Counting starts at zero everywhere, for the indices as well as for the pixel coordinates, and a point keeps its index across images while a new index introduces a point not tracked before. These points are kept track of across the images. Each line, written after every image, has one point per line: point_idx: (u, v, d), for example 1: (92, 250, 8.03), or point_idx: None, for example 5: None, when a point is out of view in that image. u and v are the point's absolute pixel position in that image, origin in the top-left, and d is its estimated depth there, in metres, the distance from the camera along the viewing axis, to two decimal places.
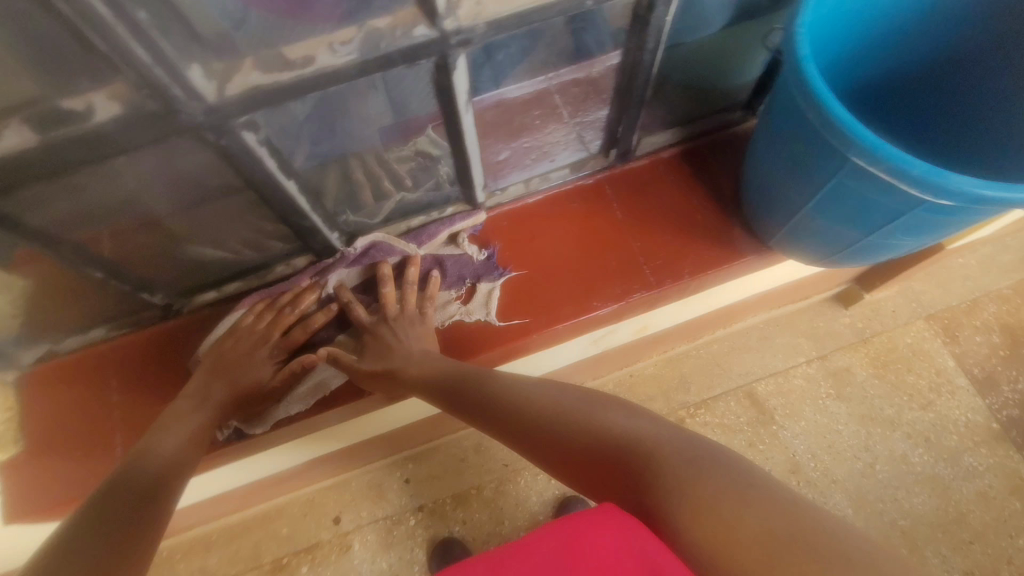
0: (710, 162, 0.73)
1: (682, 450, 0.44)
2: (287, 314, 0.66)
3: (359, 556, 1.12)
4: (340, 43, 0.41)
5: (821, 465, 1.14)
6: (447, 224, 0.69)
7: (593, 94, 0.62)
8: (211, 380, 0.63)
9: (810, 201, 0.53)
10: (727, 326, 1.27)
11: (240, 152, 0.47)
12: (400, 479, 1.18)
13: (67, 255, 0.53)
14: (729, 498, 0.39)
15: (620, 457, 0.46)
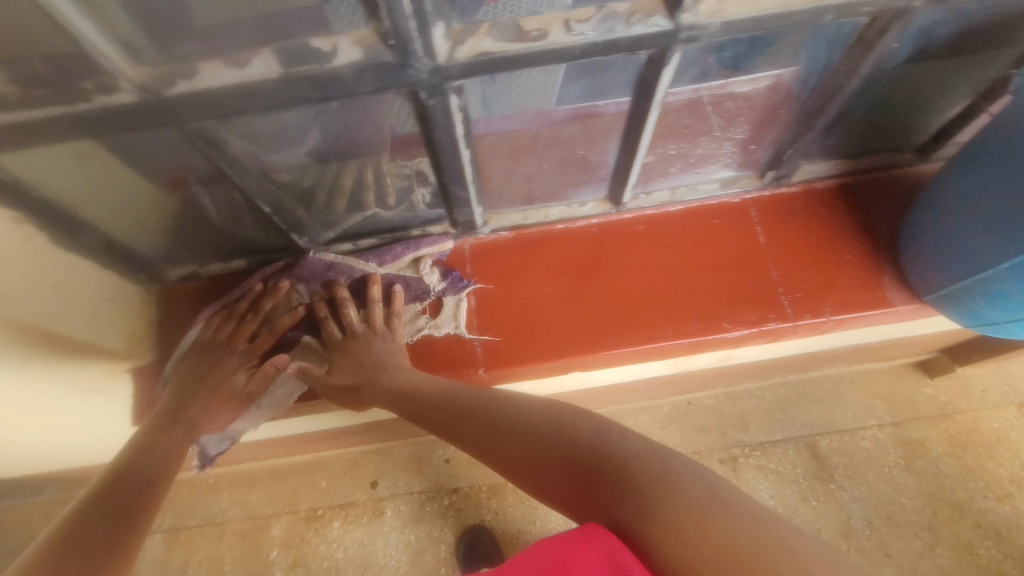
0: (867, 202, 0.69)
1: (650, 462, 0.43)
2: (248, 323, 0.66)
3: (389, 524, 1.14)
4: (577, 22, 0.41)
5: (877, 535, 1.07)
6: (413, 247, 0.69)
7: (754, 113, 0.59)
8: (183, 391, 0.64)
9: (1007, 262, 0.51)
10: (800, 374, 1.22)
11: (439, 114, 0.48)
12: (440, 457, 1.19)
13: (250, 187, 0.55)
14: (710, 512, 0.38)
15: (594, 470, 0.44)
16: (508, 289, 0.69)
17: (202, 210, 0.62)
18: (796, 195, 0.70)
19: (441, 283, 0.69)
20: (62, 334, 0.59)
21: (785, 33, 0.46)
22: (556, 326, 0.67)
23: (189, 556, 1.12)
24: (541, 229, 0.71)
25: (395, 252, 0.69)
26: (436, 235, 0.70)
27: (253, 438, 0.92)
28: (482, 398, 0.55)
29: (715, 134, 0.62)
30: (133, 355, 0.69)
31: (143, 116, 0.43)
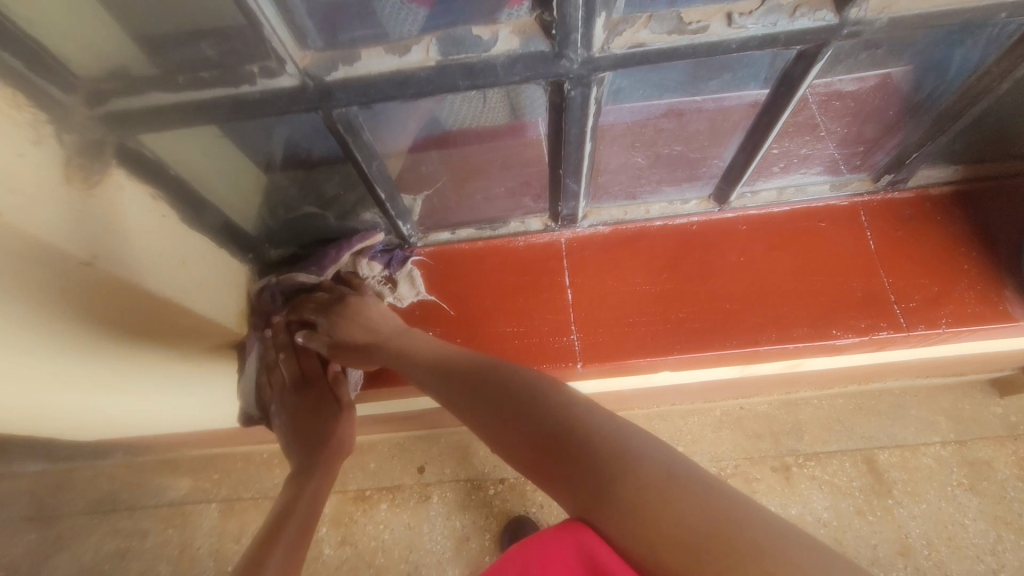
0: (986, 211, 0.66)
1: (615, 438, 0.44)
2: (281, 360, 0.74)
3: (436, 509, 1.16)
4: (740, 15, 0.40)
5: (936, 555, 1.04)
6: (345, 248, 0.68)
7: (863, 115, 0.57)
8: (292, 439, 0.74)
9: None
10: (861, 385, 1.19)
11: (575, 106, 0.48)
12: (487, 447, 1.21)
13: (374, 172, 0.56)
14: (670, 488, 0.39)
15: (565, 445, 0.45)
16: (608, 286, 0.69)
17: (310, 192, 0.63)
18: (910, 201, 0.68)
19: (385, 270, 0.72)
20: (190, 312, 0.61)
21: (948, 31, 0.44)
22: (653, 324, 0.67)
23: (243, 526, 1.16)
24: (640, 226, 0.71)
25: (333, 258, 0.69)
26: (533, 227, 0.70)
27: None
28: (468, 363, 0.55)
29: (822, 136, 0.60)
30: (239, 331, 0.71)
31: (297, 101, 0.44)
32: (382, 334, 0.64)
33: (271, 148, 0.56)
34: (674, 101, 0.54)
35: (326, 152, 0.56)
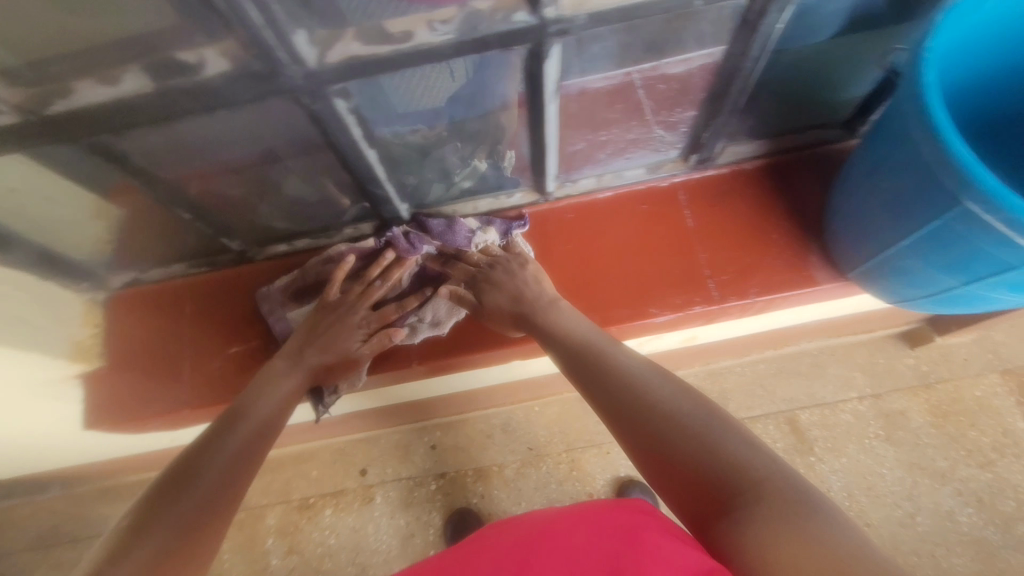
0: (795, 180, 0.69)
1: (791, 485, 0.39)
2: (374, 287, 0.64)
3: (380, 509, 1.18)
4: (439, 22, 0.41)
5: (858, 505, 1.12)
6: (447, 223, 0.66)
7: (682, 95, 0.58)
8: (305, 346, 0.62)
9: (909, 237, 0.49)
10: (779, 349, 1.25)
11: (329, 117, 0.49)
12: (425, 444, 1.24)
13: (161, 192, 0.58)
14: (841, 548, 0.35)
15: (724, 478, 0.40)
16: (571, 256, 0.70)
17: (126, 219, 0.62)
18: (724, 177, 0.70)
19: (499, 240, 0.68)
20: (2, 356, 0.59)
21: (661, 18, 0.45)
22: (616, 288, 0.68)
23: None
24: None
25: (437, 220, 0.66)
26: (367, 231, 0.71)
27: None
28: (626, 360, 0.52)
29: (647, 118, 0.60)
30: (82, 365, 0.69)
31: (31, 135, 0.44)
32: (529, 303, 0.62)
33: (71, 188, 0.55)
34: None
35: (116, 181, 0.55)
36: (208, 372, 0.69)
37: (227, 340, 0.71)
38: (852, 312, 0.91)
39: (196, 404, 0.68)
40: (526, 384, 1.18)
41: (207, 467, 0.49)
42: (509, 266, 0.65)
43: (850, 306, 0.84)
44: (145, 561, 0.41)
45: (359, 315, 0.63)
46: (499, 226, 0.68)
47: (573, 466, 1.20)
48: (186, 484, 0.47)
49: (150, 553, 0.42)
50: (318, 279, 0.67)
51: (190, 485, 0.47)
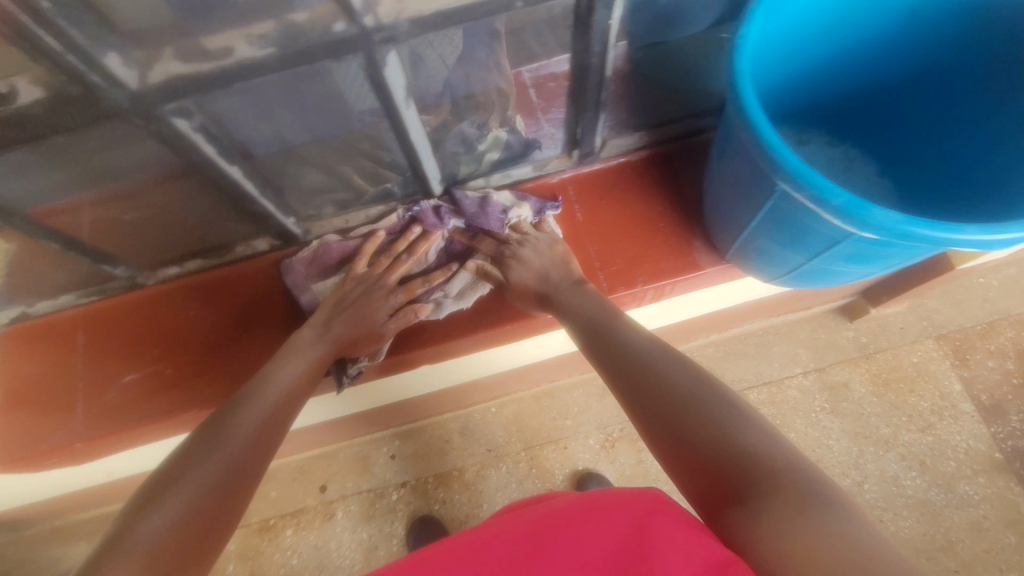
0: (679, 168, 0.71)
1: (806, 480, 0.39)
2: (399, 259, 0.66)
3: (341, 524, 1.33)
4: (257, 36, 0.41)
5: None
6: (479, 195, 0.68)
7: (552, 96, 0.61)
8: (331, 318, 0.63)
9: (755, 219, 0.50)
10: (724, 333, 1.62)
11: (174, 138, 0.48)
12: (386, 454, 1.40)
13: (23, 227, 0.55)
14: (851, 542, 0.35)
15: (738, 472, 0.41)
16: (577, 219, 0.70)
17: (20, 249, 0.61)
18: (611, 169, 0.72)
19: (533, 217, 0.69)
20: None
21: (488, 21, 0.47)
22: None
23: None
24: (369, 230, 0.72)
25: (472, 196, 0.68)
26: (261, 248, 0.71)
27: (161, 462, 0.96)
28: (650, 346, 0.54)
29: (532, 117, 0.64)
30: None
31: None
32: (554, 283, 0.63)
33: None
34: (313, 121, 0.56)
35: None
36: (103, 403, 0.68)
37: (120, 368, 0.69)
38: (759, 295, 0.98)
39: (91, 436, 0.67)
40: (475, 384, 1.27)
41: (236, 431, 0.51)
42: (537, 241, 0.66)
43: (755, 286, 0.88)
44: (177, 514, 0.43)
45: (386, 287, 0.65)
46: (533, 203, 0.70)
47: (532, 463, 1.38)
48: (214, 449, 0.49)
49: (182, 508, 0.44)
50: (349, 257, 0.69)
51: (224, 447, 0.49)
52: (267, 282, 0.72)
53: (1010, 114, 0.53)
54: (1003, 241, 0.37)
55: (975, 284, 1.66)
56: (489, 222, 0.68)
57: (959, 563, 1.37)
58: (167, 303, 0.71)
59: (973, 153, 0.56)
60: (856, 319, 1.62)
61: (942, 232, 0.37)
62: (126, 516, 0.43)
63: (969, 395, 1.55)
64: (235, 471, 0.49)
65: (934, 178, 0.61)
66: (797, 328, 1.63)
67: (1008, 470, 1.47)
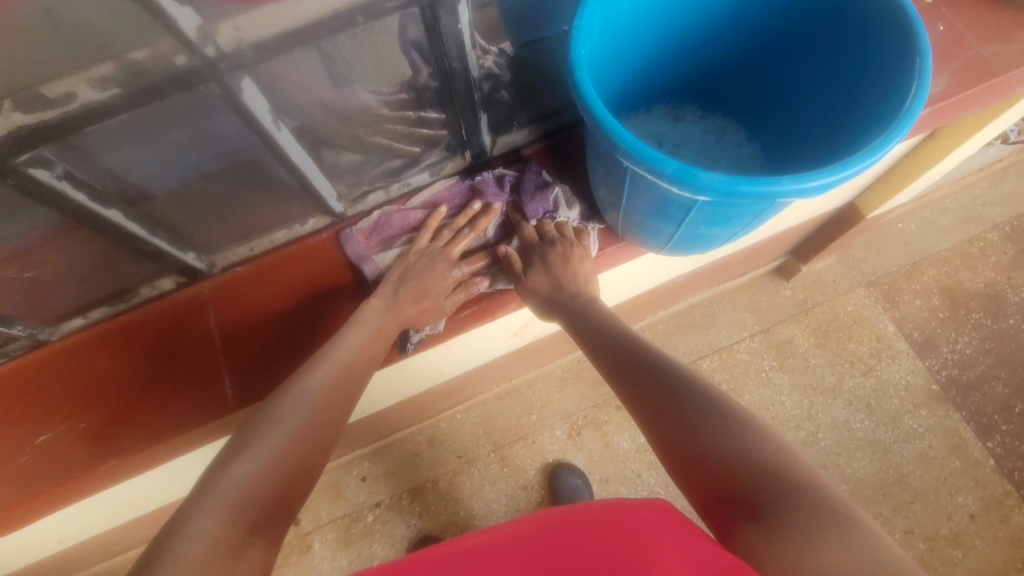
0: (571, 158, 0.74)
1: (813, 497, 0.44)
2: (460, 233, 0.68)
3: (318, 555, 1.33)
4: (99, 78, 0.41)
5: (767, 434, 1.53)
6: (539, 178, 0.70)
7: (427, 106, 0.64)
8: (399, 288, 0.66)
9: (625, 195, 0.53)
10: (673, 308, 1.69)
11: (38, 189, 0.48)
12: (356, 477, 1.41)
13: None
14: (850, 550, 0.40)
15: (754, 491, 0.45)
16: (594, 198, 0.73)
17: None
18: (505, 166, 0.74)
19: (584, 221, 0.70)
20: None
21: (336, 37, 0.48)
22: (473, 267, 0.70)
23: None
24: (275, 255, 0.72)
25: (534, 179, 0.71)
26: (167, 287, 0.70)
27: (111, 520, 0.94)
28: (658, 359, 0.58)
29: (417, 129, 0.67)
30: None
31: None
32: (571, 296, 0.65)
33: None
34: (188, 155, 0.56)
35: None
36: (18, 468, 0.66)
37: (32, 429, 0.67)
38: (683, 266, 1.02)
39: (13, 503, 0.65)
40: (432, 394, 1.28)
41: (310, 389, 0.57)
42: (563, 252, 0.66)
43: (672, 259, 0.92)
44: (251, 482, 0.49)
45: (448, 260, 0.67)
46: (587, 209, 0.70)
47: (503, 463, 1.41)
48: (290, 412, 0.55)
49: (254, 475, 0.50)
50: (415, 225, 0.71)
51: (301, 406, 0.56)
52: (339, 270, 0.72)
53: (830, 76, 0.57)
54: (816, 186, 0.40)
55: (892, 230, 1.76)
56: (542, 211, 0.70)
57: (914, 494, 1.45)
58: (78, 355, 0.70)
59: (812, 113, 0.60)
60: (792, 278, 1.70)
61: (763, 187, 0.40)
62: (216, 464, 0.51)
63: (902, 333, 1.64)
64: (308, 440, 0.54)
65: (786, 139, 0.65)
66: (739, 294, 1.70)
67: (945, 400, 1.56)
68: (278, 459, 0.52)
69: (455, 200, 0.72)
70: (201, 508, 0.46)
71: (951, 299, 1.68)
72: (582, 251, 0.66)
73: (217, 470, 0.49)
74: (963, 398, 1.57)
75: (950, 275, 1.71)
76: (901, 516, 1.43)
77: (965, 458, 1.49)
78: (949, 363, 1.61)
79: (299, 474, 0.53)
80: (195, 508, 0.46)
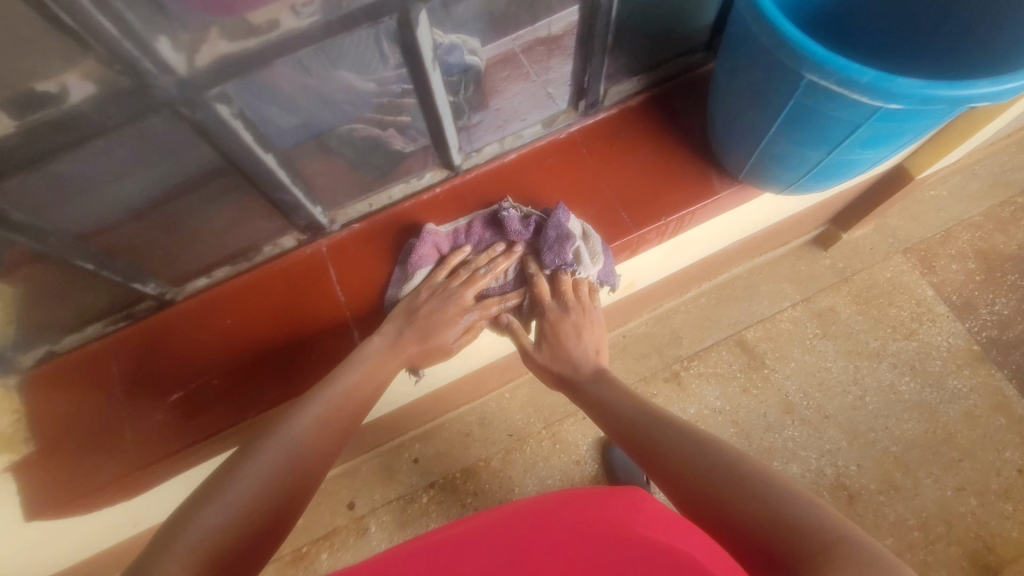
0: (677, 106, 0.75)
1: (822, 532, 0.41)
2: (479, 275, 0.67)
3: (375, 537, 1.33)
4: (302, 5, 0.42)
5: (813, 401, 1.50)
6: (565, 228, 0.66)
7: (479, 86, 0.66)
8: (404, 328, 0.66)
9: (774, 125, 0.54)
10: (715, 281, 1.65)
11: (215, 127, 0.48)
12: (408, 459, 1.40)
13: (60, 246, 0.54)
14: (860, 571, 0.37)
15: (769, 539, 0.43)
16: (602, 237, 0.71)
17: (57, 269, 0.58)
18: (614, 117, 0.75)
19: (597, 276, 0.70)
20: None
21: None
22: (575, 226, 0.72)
23: None
24: (390, 212, 0.73)
25: (558, 228, 0.66)
26: (289, 245, 0.71)
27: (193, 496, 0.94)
28: (664, 420, 0.58)
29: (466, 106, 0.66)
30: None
31: None
32: (582, 374, 0.69)
33: None
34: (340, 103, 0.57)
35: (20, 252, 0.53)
36: (150, 427, 0.67)
37: (165, 388, 0.68)
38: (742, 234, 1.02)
39: (147, 462, 0.66)
40: (492, 369, 1.27)
41: (294, 430, 0.57)
42: (576, 322, 0.69)
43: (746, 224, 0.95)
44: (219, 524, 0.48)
45: (461, 302, 0.66)
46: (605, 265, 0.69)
47: (555, 439, 1.40)
48: (268, 456, 0.54)
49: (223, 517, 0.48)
50: (441, 255, 0.70)
51: (284, 444, 0.56)
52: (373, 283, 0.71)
53: None
54: (1013, 88, 0.42)
55: (925, 197, 1.76)
56: (557, 263, 0.67)
57: (961, 452, 1.43)
58: (199, 316, 0.70)
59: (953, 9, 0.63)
60: (830, 247, 1.67)
61: (961, 91, 0.42)
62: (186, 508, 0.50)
63: (941, 297, 1.64)
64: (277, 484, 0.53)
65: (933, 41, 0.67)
66: (779, 264, 1.67)
67: (987, 360, 1.56)
68: (253, 506, 0.50)
69: (481, 233, 0.71)
70: (168, 554, 0.44)
71: (988, 263, 1.69)
72: (594, 322, 0.69)
73: (189, 512, 0.48)
74: (1004, 357, 1.56)
75: (985, 239, 1.72)
76: (952, 475, 1.40)
77: (1009, 415, 1.48)
78: (990, 324, 1.61)
79: (273, 526, 0.51)
80: (163, 554, 0.44)
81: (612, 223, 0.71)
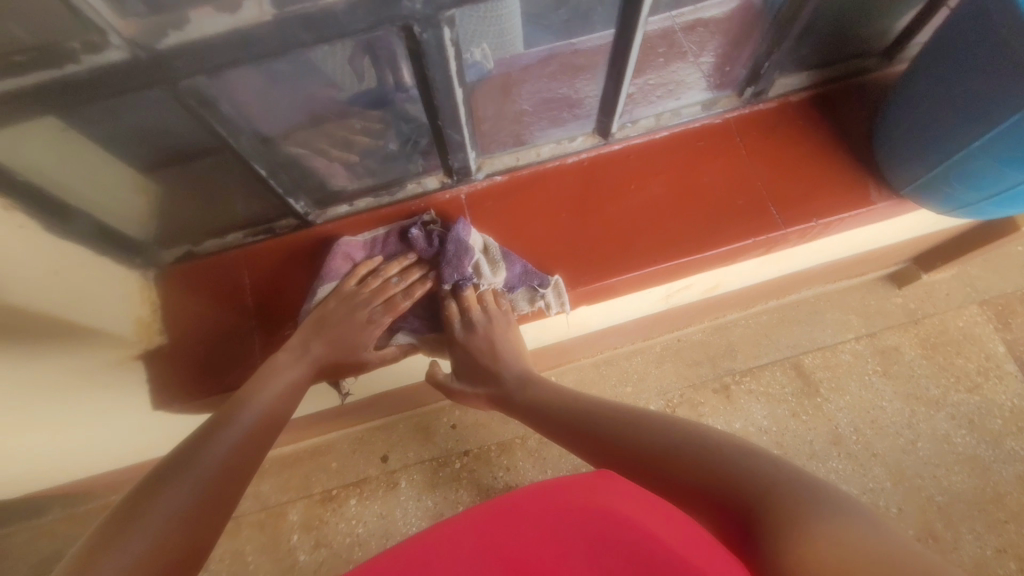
0: (840, 107, 0.73)
1: (762, 472, 0.44)
2: (390, 284, 0.68)
3: (405, 493, 1.22)
4: None
5: (863, 437, 1.34)
6: (462, 242, 0.66)
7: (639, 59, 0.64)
8: (310, 337, 0.66)
9: (983, 137, 0.53)
10: (780, 299, 1.47)
11: (432, 50, 0.48)
12: (446, 424, 1.29)
13: (245, 147, 0.55)
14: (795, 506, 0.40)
15: (709, 484, 0.45)
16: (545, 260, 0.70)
17: (217, 164, 0.59)
18: (773, 110, 0.73)
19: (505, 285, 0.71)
20: (47, 315, 0.56)
21: None
22: (705, 213, 0.71)
23: (241, 546, 1.19)
24: (534, 169, 0.72)
25: (456, 244, 0.66)
26: (431, 186, 0.71)
27: None
28: (609, 415, 0.60)
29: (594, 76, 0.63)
30: (129, 334, 0.66)
31: (133, 76, 0.41)
32: (518, 376, 0.71)
33: (153, 130, 0.52)
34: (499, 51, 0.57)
35: (197, 142, 0.55)
36: (277, 341, 0.69)
37: (294, 305, 0.70)
38: (841, 254, 0.96)
39: None
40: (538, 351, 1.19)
41: (213, 454, 0.55)
42: (489, 329, 0.71)
43: (855, 245, 0.91)
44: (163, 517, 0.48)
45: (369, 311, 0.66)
46: (509, 276, 0.70)
47: None
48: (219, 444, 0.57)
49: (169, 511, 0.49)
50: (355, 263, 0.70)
51: (203, 470, 0.54)
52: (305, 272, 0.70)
53: None
54: None
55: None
56: (458, 278, 0.68)
57: (1009, 514, 1.26)
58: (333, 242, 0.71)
59: None
60: (905, 286, 1.47)
61: None
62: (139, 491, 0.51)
63: (1012, 355, 1.41)
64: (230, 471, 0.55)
65: None
66: (850, 294, 1.47)
67: None
68: (180, 522, 0.49)
69: (395, 243, 0.70)
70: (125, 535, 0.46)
71: None
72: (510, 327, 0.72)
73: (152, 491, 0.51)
74: None
75: None
76: (994, 535, 1.25)
77: None
78: None
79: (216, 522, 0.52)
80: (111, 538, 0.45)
81: (722, 226, 0.70)
